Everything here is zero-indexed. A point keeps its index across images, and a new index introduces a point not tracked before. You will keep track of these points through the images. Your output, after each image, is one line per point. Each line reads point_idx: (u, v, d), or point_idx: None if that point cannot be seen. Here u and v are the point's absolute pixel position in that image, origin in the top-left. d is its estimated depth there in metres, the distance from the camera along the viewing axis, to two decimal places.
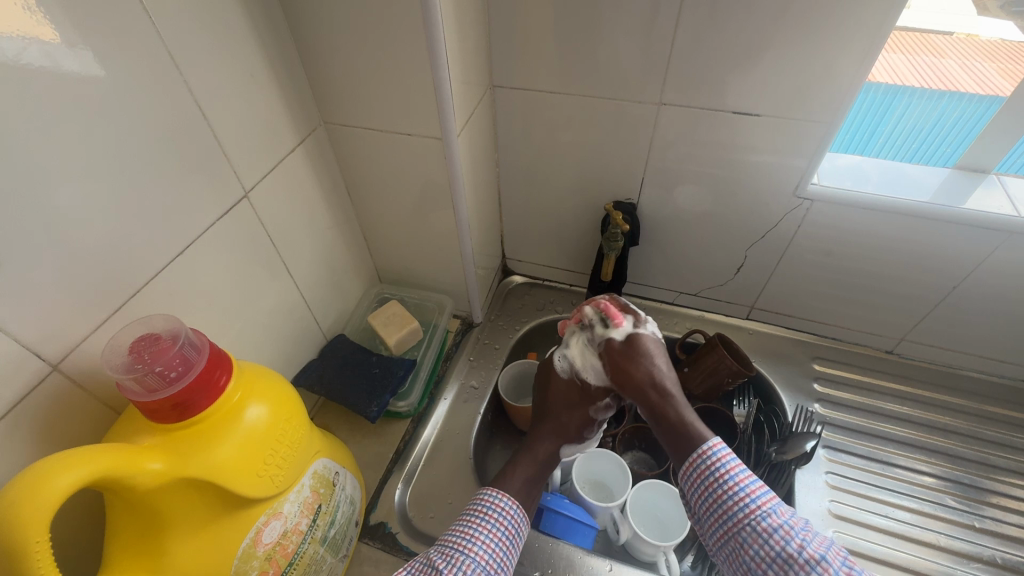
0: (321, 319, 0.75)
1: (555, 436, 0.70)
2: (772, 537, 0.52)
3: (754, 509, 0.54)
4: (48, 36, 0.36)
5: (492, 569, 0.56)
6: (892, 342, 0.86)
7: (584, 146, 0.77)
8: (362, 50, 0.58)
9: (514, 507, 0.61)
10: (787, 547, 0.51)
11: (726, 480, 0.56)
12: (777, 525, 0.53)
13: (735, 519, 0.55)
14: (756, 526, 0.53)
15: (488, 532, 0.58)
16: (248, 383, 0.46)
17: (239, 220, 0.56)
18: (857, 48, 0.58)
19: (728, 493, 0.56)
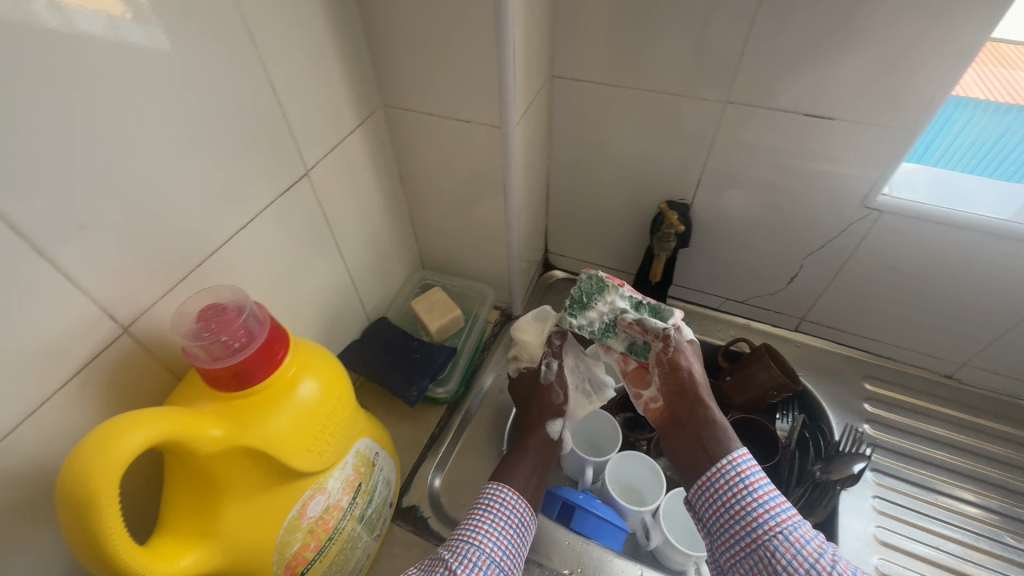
0: (366, 300, 0.76)
1: (538, 418, 0.72)
2: (803, 549, 0.54)
3: (784, 520, 0.56)
4: (117, 10, 0.36)
5: (499, 559, 0.58)
6: (952, 366, 0.81)
7: (640, 142, 0.76)
8: (428, 34, 0.58)
9: (515, 498, 0.63)
10: (818, 560, 0.53)
11: (755, 489, 0.59)
12: (807, 537, 0.55)
13: (765, 530, 0.56)
14: (788, 535, 0.55)
15: (494, 521, 0.60)
16: (303, 359, 0.47)
17: (299, 198, 0.57)
18: (950, 51, 0.54)
19: (760, 504, 0.58)
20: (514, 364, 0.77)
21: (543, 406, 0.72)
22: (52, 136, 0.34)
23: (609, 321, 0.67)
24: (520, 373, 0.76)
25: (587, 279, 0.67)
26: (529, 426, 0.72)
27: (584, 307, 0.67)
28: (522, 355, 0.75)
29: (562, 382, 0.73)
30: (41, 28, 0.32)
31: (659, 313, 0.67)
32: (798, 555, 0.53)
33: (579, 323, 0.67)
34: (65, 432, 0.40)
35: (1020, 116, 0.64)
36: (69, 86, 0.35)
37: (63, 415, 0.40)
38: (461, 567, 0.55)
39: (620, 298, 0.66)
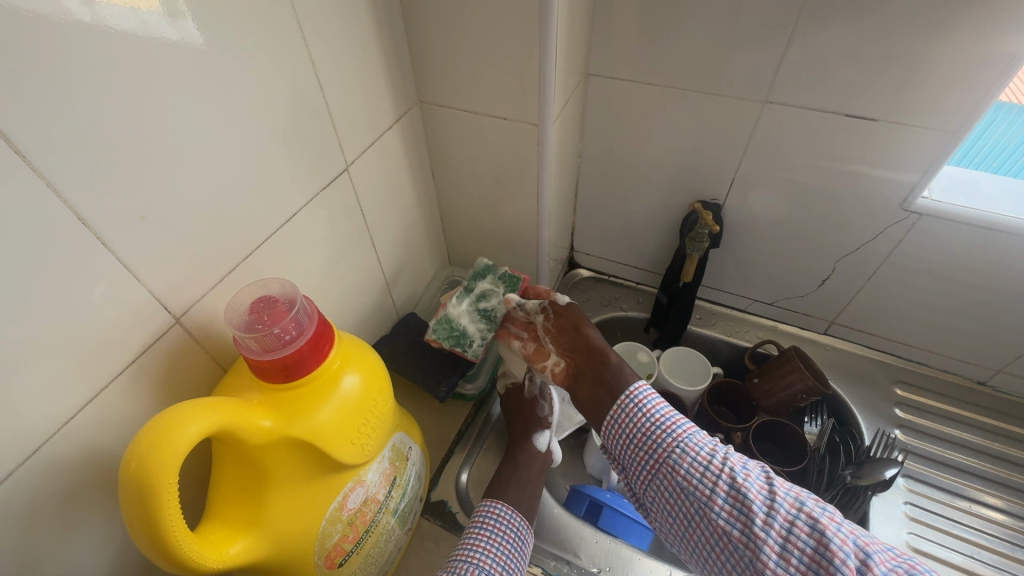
0: (397, 296, 0.77)
1: (525, 433, 0.72)
2: (699, 454, 0.55)
3: (679, 433, 0.57)
4: (145, 6, 0.35)
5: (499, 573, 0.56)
6: (986, 373, 0.79)
7: (674, 142, 0.75)
8: (468, 30, 0.57)
9: (511, 513, 0.61)
10: (711, 460, 0.54)
11: (652, 413, 0.59)
12: (700, 444, 0.55)
13: (664, 448, 0.57)
14: (683, 446, 0.56)
15: (490, 538, 0.58)
16: (347, 353, 0.47)
17: (339, 193, 0.58)
18: (1002, 53, 0.53)
19: (656, 425, 0.58)
20: (503, 380, 0.78)
21: (529, 421, 0.73)
22: (114, 129, 0.35)
23: (485, 314, 0.70)
24: (506, 392, 0.77)
25: (438, 328, 0.69)
26: (516, 441, 0.71)
27: (466, 337, 0.69)
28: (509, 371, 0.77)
29: (544, 394, 0.74)
30: (106, 24, 0.33)
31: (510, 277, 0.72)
32: (709, 461, 0.54)
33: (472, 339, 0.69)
34: (119, 420, 0.41)
35: None
36: (132, 81, 0.35)
37: (119, 404, 0.41)
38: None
39: (462, 300, 0.70)
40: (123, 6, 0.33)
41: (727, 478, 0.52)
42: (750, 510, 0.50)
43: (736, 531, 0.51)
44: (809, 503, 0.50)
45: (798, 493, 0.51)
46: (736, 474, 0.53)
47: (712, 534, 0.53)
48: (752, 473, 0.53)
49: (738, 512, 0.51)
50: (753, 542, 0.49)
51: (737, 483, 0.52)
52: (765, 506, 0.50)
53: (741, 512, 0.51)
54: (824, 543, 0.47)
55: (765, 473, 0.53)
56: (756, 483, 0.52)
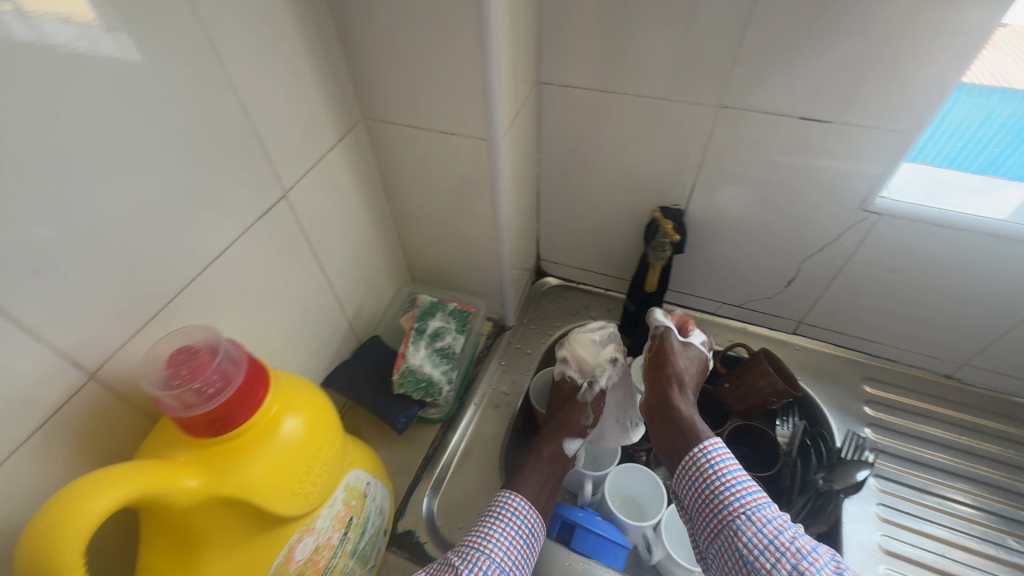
0: (354, 319, 0.74)
1: (559, 432, 0.72)
2: (765, 527, 0.56)
3: (748, 501, 0.59)
4: (86, 17, 0.34)
5: (508, 567, 0.60)
6: (952, 366, 0.80)
7: (633, 148, 0.73)
8: (408, 44, 0.55)
9: (528, 509, 0.64)
10: (779, 535, 0.55)
11: (724, 474, 0.61)
12: (769, 516, 0.57)
13: (730, 511, 0.59)
14: (749, 516, 0.58)
15: (505, 530, 0.62)
16: (284, 396, 0.45)
17: (278, 221, 0.55)
18: (949, 52, 0.52)
19: (726, 488, 0.60)
20: (560, 369, 0.77)
21: (567, 424, 0.72)
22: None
23: (439, 349, 0.71)
24: (562, 379, 0.76)
25: (403, 381, 0.69)
26: (550, 439, 0.72)
27: (434, 385, 0.69)
28: (571, 362, 0.77)
29: (595, 406, 0.73)
30: None
31: (437, 306, 0.74)
32: (777, 536, 0.55)
33: (442, 378, 0.70)
34: (31, 490, 0.38)
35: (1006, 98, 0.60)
36: (13, 124, 0.32)
37: (30, 474, 0.37)
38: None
39: (416, 347, 0.70)
40: (55, 20, 0.32)
41: (792, 558, 0.54)
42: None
43: None
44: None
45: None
46: (803, 556, 0.54)
47: None
48: (818, 557, 0.54)
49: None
50: None
51: (802, 565, 0.53)
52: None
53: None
54: None
55: (834, 560, 0.54)
56: (823, 570, 0.53)
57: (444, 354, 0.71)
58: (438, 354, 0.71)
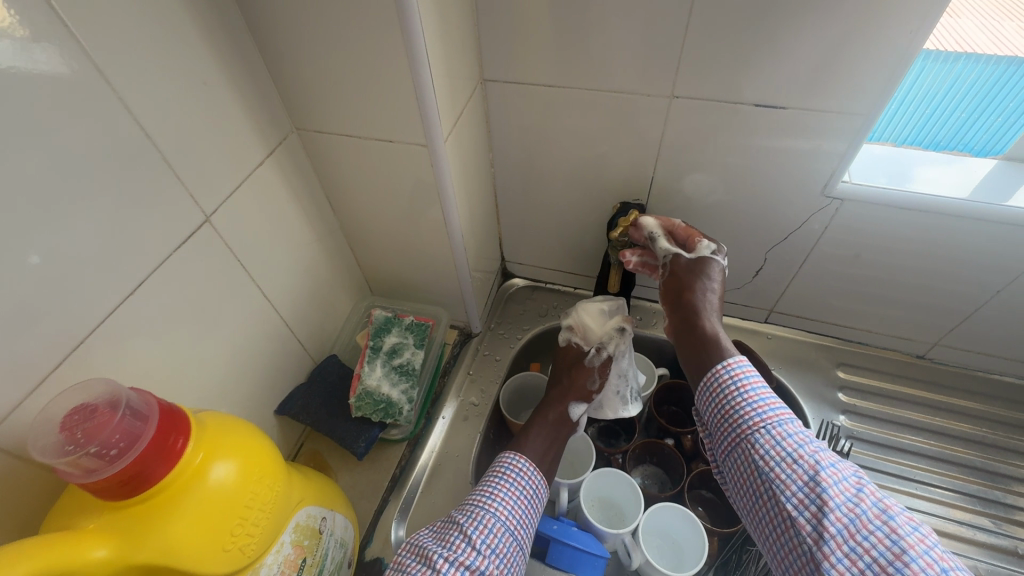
0: (306, 341, 0.70)
1: (565, 396, 0.73)
2: (784, 441, 0.51)
3: (771, 417, 0.53)
4: (19, 32, 0.34)
5: (513, 525, 0.60)
6: (924, 347, 0.79)
7: (586, 143, 0.70)
8: (331, 47, 0.51)
9: (531, 470, 0.65)
10: (798, 449, 0.50)
11: (746, 391, 0.55)
12: (790, 432, 0.52)
13: (748, 425, 0.53)
14: (770, 430, 0.52)
15: (508, 490, 0.62)
16: (209, 440, 0.41)
17: (200, 249, 0.51)
18: (896, 32, 0.50)
19: (749, 404, 0.55)
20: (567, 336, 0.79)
21: (573, 387, 0.73)
22: None
23: (395, 368, 0.68)
24: (567, 346, 0.78)
25: (360, 404, 0.66)
26: (557, 401, 0.73)
27: (393, 405, 0.66)
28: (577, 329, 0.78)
29: (602, 368, 0.75)
30: None
31: (389, 322, 0.71)
32: (796, 450, 0.50)
33: (401, 397, 0.67)
34: None
35: (971, 64, 0.59)
36: None
37: None
38: (477, 533, 0.57)
39: (372, 368, 0.67)
40: None
41: (809, 470, 0.49)
42: (826, 505, 0.46)
43: (802, 518, 0.47)
44: (897, 518, 0.45)
45: (887, 505, 0.46)
46: (821, 469, 0.49)
47: (777, 515, 0.50)
48: (839, 472, 0.48)
49: (811, 502, 0.47)
50: (818, 534, 0.46)
51: (820, 477, 0.48)
52: (845, 507, 0.46)
53: (815, 503, 0.47)
54: (901, 562, 0.42)
55: (857, 477, 0.49)
56: (842, 483, 0.48)
57: (400, 372, 0.68)
58: (393, 373, 0.68)
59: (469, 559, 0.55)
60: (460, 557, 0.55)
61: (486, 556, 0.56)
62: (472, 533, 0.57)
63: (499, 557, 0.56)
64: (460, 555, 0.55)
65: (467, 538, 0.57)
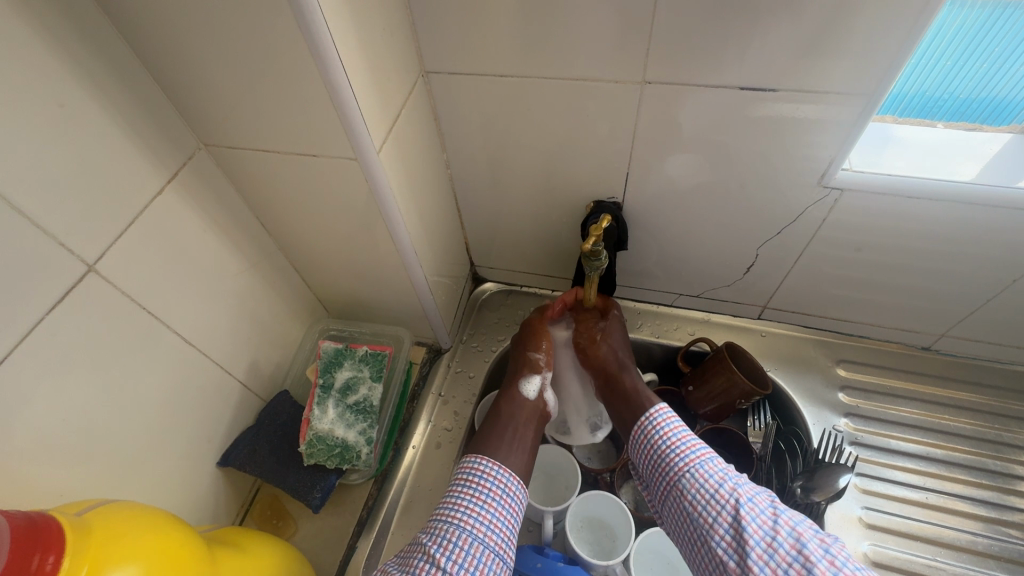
0: (248, 381, 0.63)
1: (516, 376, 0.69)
2: (706, 483, 0.54)
3: (691, 460, 0.56)
4: None
5: (487, 536, 0.55)
6: (930, 339, 0.72)
7: (549, 140, 0.62)
8: (222, 52, 0.42)
9: (500, 470, 0.60)
10: (719, 488, 0.53)
11: (669, 437, 0.59)
12: (712, 471, 0.55)
13: (675, 471, 0.57)
14: (693, 473, 0.55)
15: (471, 500, 0.57)
16: (96, 549, 0.34)
17: (88, 302, 0.44)
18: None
19: (672, 450, 0.58)
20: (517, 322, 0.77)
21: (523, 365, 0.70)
22: None
23: (355, 407, 0.64)
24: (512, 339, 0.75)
25: (313, 450, 0.61)
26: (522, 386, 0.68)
27: (350, 448, 0.62)
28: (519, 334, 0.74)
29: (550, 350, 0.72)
30: None
31: (341, 357, 0.66)
32: (718, 489, 0.53)
33: (358, 437, 0.63)
34: None
35: (955, 10, 0.47)
36: None
37: None
38: (441, 551, 0.53)
39: (329, 410, 0.63)
40: None
41: (731, 511, 0.51)
42: (747, 542, 0.49)
43: (731, 561, 0.50)
44: (811, 546, 0.47)
45: (800, 533, 0.49)
46: (741, 505, 0.51)
47: (710, 561, 0.52)
48: (757, 506, 0.51)
49: (735, 541, 0.50)
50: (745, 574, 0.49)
51: (739, 514, 0.51)
52: (762, 543, 0.49)
53: (737, 541, 0.50)
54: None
55: (773, 507, 0.51)
56: (759, 518, 0.50)
57: (355, 410, 0.64)
58: (350, 412, 0.64)
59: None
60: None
61: (453, 574, 0.51)
62: (436, 552, 0.52)
63: (470, 569, 0.52)
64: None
65: (430, 559, 0.52)
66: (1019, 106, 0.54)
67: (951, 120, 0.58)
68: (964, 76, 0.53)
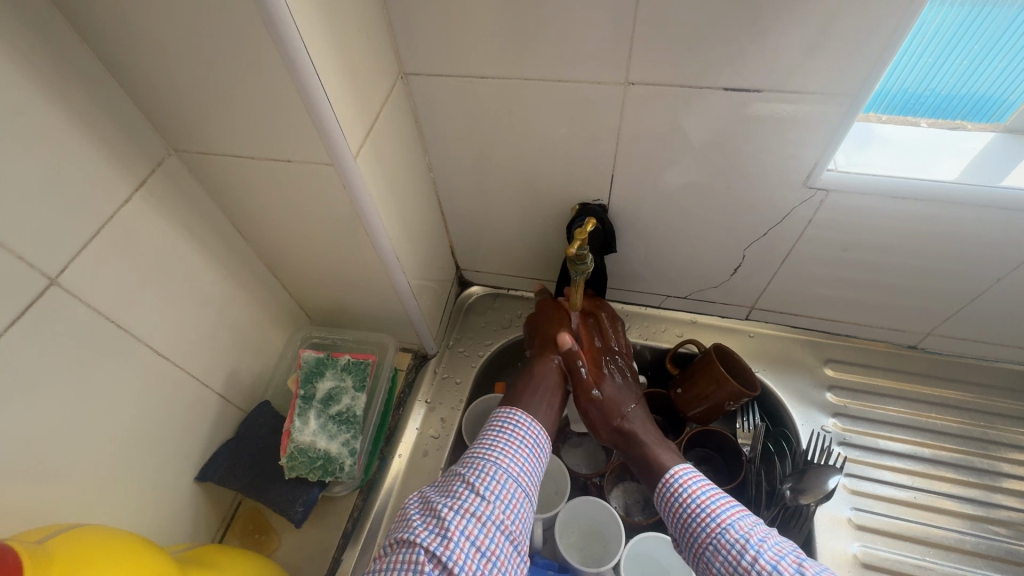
0: (227, 393, 0.61)
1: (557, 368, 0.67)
2: (730, 554, 0.51)
3: (713, 528, 0.53)
4: None
5: (518, 474, 0.56)
6: (916, 337, 0.73)
7: (532, 142, 0.61)
8: (188, 54, 0.40)
9: (530, 423, 0.61)
10: (743, 561, 0.50)
11: (687, 502, 0.56)
12: (734, 539, 0.52)
13: (699, 541, 0.54)
14: (716, 543, 0.52)
15: (509, 440, 0.59)
16: None
17: (51, 315, 0.42)
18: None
19: (692, 516, 0.55)
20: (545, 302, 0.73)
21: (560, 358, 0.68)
22: None
23: (337, 417, 0.63)
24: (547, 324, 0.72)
25: (294, 463, 0.60)
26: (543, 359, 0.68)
27: (332, 461, 0.60)
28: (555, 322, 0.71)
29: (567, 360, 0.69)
30: None
31: (322, 367, 0.64)
32: (742, 562, 0.50)
33: (337, 449, 0.61)
34: None
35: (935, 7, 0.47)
36: None
37: None
38: (479, 480, 0.54)
39: (309, 421, 0.61)
40: None
41: None
42: None
43: None
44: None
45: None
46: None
47: None
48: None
49: None
50: None
51: None
52: None
53: None
54: None
55: (800, 573, 0.48)
56: None
57: (335, 421, 0.62)
58: (331, 422, 0.62)
59: (474, 506, 0.52)
60: (464, 504, 0.52)
61: (490, 502, 0.52)
62: (475, 480, 0.54)
63: (504, 501, 0.53)
64: (465, 502, 0.52)
65: (470, 486, 0.53)
66: (998, 102, 0.55)
67: (934, 117, 0.58)
68: (943, 75, 0.53)
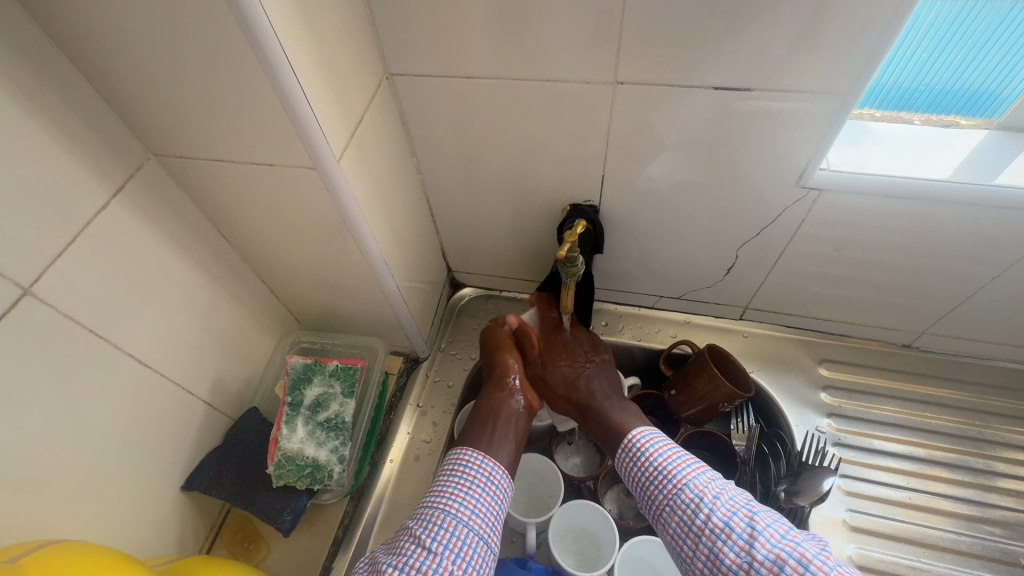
0: (213, 400, 0.60)
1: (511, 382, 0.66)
2: (685, 513, 0.51)
3: (669, 489, 0.53)
4: None
5: (470, 521, 0.52)
6: (910, 336, 0.72)
7: (521, 143, 0.60)
8: (162, 56, 0.39)
9: (483, 459, 0.58)
10: (696, 520, 0.50)
11: (647, 466, 0.56)
12: (689, 499, 0.51)
13: (657, 502, 0.54)
14: (672, 504, 0.52)
15: (460, 483, 0.56)
16: None
17: (27, 326, 0.41)
18: None
19: (650, 480, 0.55)
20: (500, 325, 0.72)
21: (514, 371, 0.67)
22: None
23: (326, 424, 0.62)
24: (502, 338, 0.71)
25: (282, 471, 0.59)
26: (493, 394, 0.65)
27: (321, 468, 0.60)
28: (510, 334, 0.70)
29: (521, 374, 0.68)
30: None
31: (310, 372, 0.64)
32: (696, 520, 0.50)
33: (326, 458, 0.60)
34: None
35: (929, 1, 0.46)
36: None
37: None
38: (426, 533, 0.51)
39: (298, 428, 0.61)
40: None
41: (709, 542, 0.48)
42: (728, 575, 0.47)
43: None
44: (789, 571, 0.43)
45: (778, 556, 0.44)
46: (717, 534, 0.48)
47: None
48: (733, 531, 0.47)
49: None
50: None
51: (717, 546, 0.48)
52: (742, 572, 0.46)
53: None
54: None
55: (750, 527, 0.47)
56: (737, 544, 0.47)
57: (323, 428, 0.62)
58: (319, 429, 0.61)
59: (420, 562, 0.48)
60: (410, 562, 0.48)
61: (438, 555, 0.49)
62: (422, 533, 0.50)
63: (455, 552, 0.50)
64: (409, 559, 0.49)
65: (416, 540, 0.50)
66: (992, 97, 0.54)
67: (926, 114, 0.57)
68: (937, 69, 0.52)
